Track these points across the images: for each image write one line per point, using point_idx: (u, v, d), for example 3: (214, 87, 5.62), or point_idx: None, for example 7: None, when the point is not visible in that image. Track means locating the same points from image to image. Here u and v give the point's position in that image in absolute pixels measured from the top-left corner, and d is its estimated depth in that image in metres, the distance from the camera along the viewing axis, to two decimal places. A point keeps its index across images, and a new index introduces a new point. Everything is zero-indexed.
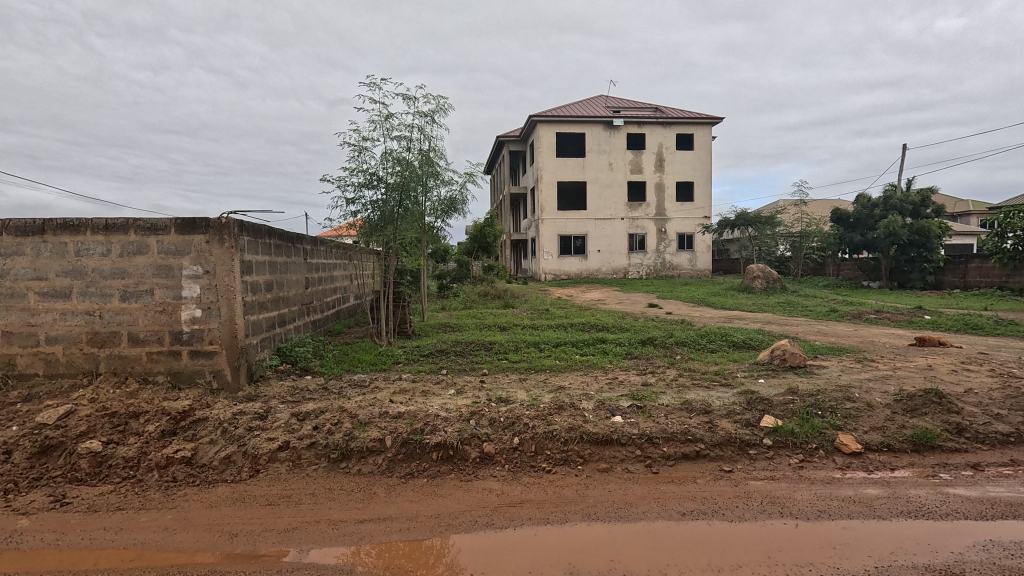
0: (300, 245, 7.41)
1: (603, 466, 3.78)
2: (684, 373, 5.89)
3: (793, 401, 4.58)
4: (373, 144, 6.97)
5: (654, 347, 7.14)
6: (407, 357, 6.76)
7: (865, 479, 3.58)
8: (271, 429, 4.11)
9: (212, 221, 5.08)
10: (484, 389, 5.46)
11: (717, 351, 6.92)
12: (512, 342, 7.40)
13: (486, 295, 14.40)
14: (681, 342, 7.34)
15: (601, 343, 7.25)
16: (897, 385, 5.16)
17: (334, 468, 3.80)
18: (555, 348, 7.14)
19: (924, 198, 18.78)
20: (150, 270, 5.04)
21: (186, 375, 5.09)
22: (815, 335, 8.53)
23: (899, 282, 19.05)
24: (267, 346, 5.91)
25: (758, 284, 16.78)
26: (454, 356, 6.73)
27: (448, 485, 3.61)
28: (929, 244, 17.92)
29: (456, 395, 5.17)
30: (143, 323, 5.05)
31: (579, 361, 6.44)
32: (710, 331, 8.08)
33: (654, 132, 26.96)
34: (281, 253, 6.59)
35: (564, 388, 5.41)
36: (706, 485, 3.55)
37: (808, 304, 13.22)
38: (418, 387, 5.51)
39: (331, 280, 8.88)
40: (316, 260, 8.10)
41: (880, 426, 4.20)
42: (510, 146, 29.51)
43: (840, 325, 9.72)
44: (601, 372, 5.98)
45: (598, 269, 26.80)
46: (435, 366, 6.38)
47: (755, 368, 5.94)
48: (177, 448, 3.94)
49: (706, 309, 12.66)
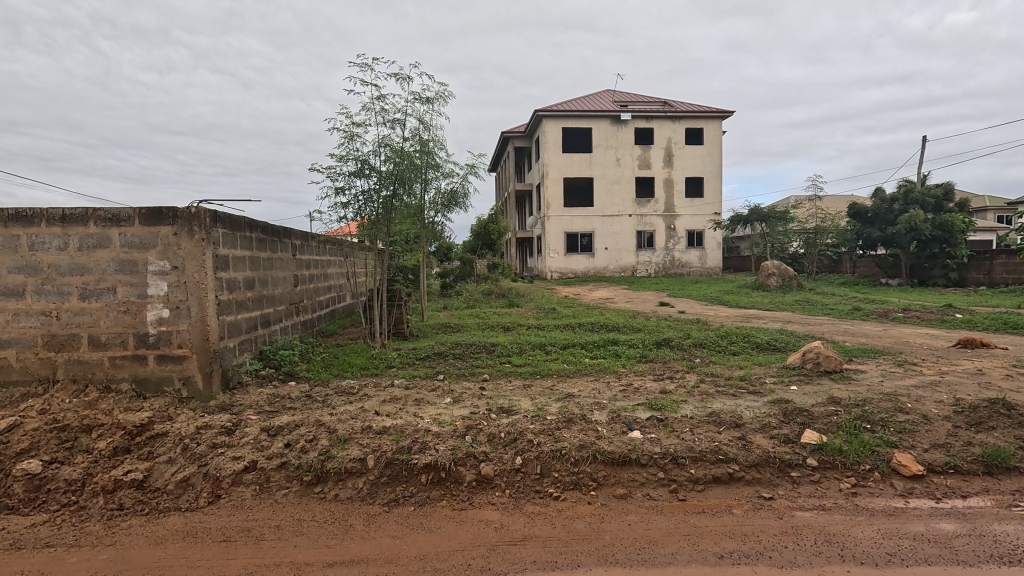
0: (288, 240, 6.90)
1: (620, 491, 3.23)
2: (706, 379, 5.31)
3: (838, 413, 4.00)
4: (365, 131, 6.42)
5: (670, 349, 6.55)
6: (401, 360, 6.22)
7: (935, 511, 3.00)
8: (237, 446, 3.58)
9: (181, 210, 4.56)
10: (484, 396, 4.92)
11: (740, 354, 6.32)
12: (516, 344, 6.84)
13: (490, 293, 13.84)
14: (700, 344, 6.75)
15: (613, 345, 6.68)
16: (951, 393, 4.56)
17: (307, 493, 3.26)
18: (563, 350, 6.57)
19: (947, 192, 18.01)
20: (112, 266, 4.53)
21: (153, 382, 4.58)
22: (843, 336, 7.89)
23: (920, 279, 18.35)
24: (247, 349, 5.39)
25: (774, 282, 16.10)
26: (453, 360, 6.18)
27: (437, 515, 3.06)
28: (953, 239, 17.22)
29: (452, 405, 4.63)
30: (105, 324, 4.55)
31: (588, 365, 5.86)
32: (731, 332, 7.47)
33: (663, 126, 26.30)
34: (266, 248, 6.08)
35: (573, 396, 4.85)
36: (745, 516, 2.98)
37: (828, 303, 12.55)
38: (411, 395, 4.97)
39: (324, 277, 8.37)
40: (307, 257, 7.59)
41: (942, 443, 3.61)
42: (515, 142, 28.92)
43: (867, 325, 9.06)
44: (613, 378, 5.41)
45: (605, 267, 26.20)
46: (431, 370, 5.84)
47: (786, 373, 5.35)
48: (127, 469, 3.42)
49: (721, 308, 12.02)
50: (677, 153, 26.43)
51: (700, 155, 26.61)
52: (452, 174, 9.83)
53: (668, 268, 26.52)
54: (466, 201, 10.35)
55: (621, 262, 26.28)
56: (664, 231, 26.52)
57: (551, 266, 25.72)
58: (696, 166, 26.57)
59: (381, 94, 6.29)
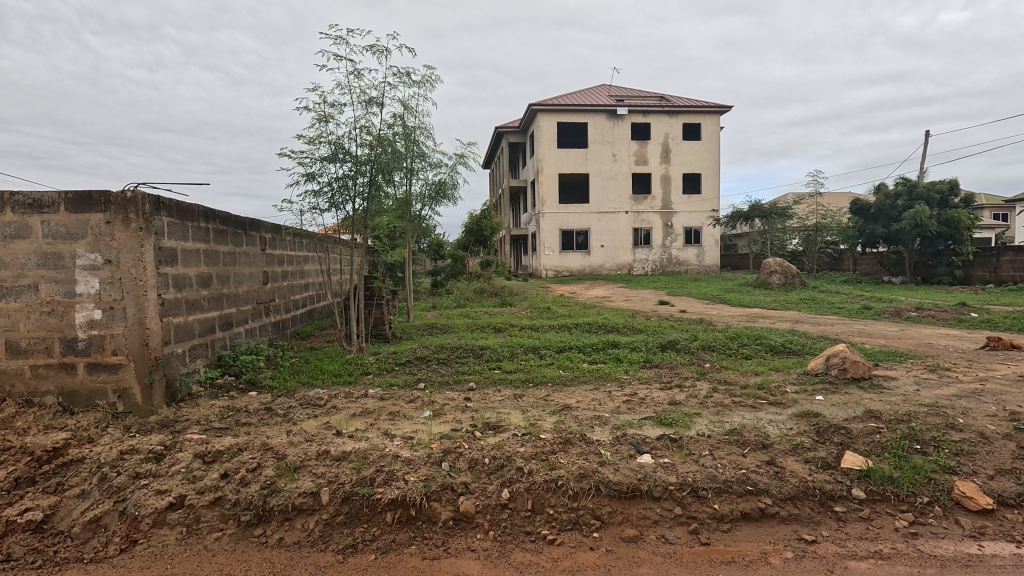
0: (256, 233, 6.25)
1: (630, 533, 2.63)
2: (719, 388, 4.70)
3: (881, 431, 3.40)
4: (340, 110, 5.76)
5: (677, 353, 5.95)
6: (378, 366, 5.59)
7: (1021, 562, 2.40)
8: (165, 477, 2.95)
9: (114, 195, 3.92)
10: (469, 409, 4.31)
11: (753, 358, 5.75)
12: (507, 347, 6.23)
13: (482, 292, 13.21)
14: (708, 347, 6.15)
15: (613, 349, 6.09)
16: (1001, 405, 4.00)
17: (245, 537, 2.63)
18: (558, 354, 5.96)
19: (953, 185, 17.33)
20: (34, 259, 3.88)
21: (84, 395, 3.94)
22: (860, 337, 7.32)
23: (923, 277, 17.96)
24: (200, 355, 4.75)
25: (776, 280, 15.58)
26: (436, 366, 5.55)
27: (403, 567, 2.44)
28: (959, 236, 16.80)
29: (432, 420, 4.02)
30: (26, 328, 3.90)
31: (587, 372, 5.25)
32: (741, 333, 6.87)
33: (660, 121, 25.74)
34: (226, 241, 5.44)
35: (570, 410, 4.24)
36: (787, 569, 2.38)
37: (834, 301, 12.04)
38: (386, 409, 4.36)
39: (301, 275, 7.74)
40: (278, 251, 6.94)
41: (1010, 468, 3.03)
42: (509, 137, 28.29)
43: (882, 325, 8.50)
44: (615, 387, 4.80)
45: (601, 265, 25.63)
46: (411, 378, 5.22)
47: (809, 381, 4.75)
48: (26, 506, 2.78)
49: (724, 307, 11.48)
50: (674, 149, 25.89)
51: (698, 150, 26.08)
52: (439, 164, 9.19)
53: (665, 267, 26.00)
54: (454, 193, 9.73)
55: (618, 260, 25.72)
56: (662, 228, 25.97)
57: (546, 264, 25.12)
58: (693, 162, 26.03)
59: (358, 70, 5.64)
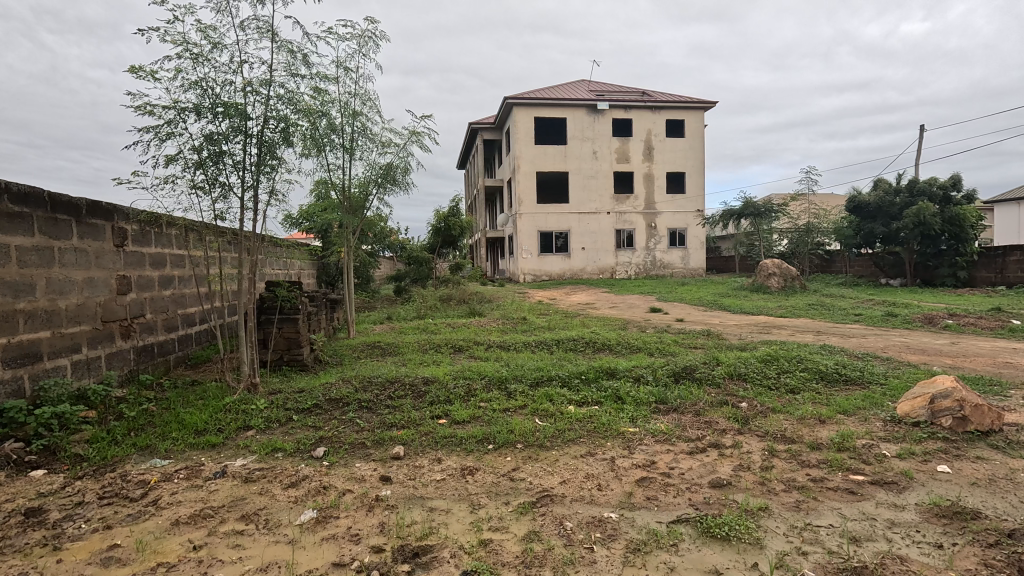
0: (100, 221, 4.36)
1: None
2: (779, 452, 3.03)
3: None
4: (206, 36, 3.86)
5: (698, 386, 4.29)
6: (266, 415, 3.77)
7: None
8: None
9: None
10: (381, 507, 2.55)
11: (801, 392, 4.14)
12: (462, 379, 4.46)
13: (448, 299, 11.42)
14: (738, 377, 4.49)
15: (609, 380, 4.39)
16: None
17: None
18: (534, 390, 4.23)
19: (957, 182, 16.20)
20: None
21: None
22: (915, 356, 5.77)
23: (924, 279, 16.83)
24: None
25: (774, 283, 14.21)
26: (354, 416, 3.76)
27: None
28: (964, 236, 15.69)
29: (307, 541, 2.26)
30: None
31: (575, 423, 3.54)
32: (773, 353, 5.25)
33: (643, 116, 24.39)
34: (21, 228, 3.55)
35: (551, 505, 2.54)
36: None
37: (847, 307, 10.67)
38: (242, 506, 2.60)
39: (196, 280, 5.86)
40: (150, 249, 5.05)
41: None
42: (484, 134, 26.60)
43: (925, 337, 7.01)
44: (620, 452, 3.11)
45: (582, 269, 24.10)
46: (311, 437, 3.44)
47: (911, 438, 3.12)
48: None
49: (727, 315, 9.98)
50: (657, 146, 24.58)
51: (682, 148, 24.80)
52: (385, 143, 7.42)
53: (649, 270, 24.61)
54: (407, 180, 7.99)
55: (599, 264, 24.22)
56: (645, 229, 24.57)
57: (523, 268, 23.48)
58: (676, 160, 24.76)
59: None
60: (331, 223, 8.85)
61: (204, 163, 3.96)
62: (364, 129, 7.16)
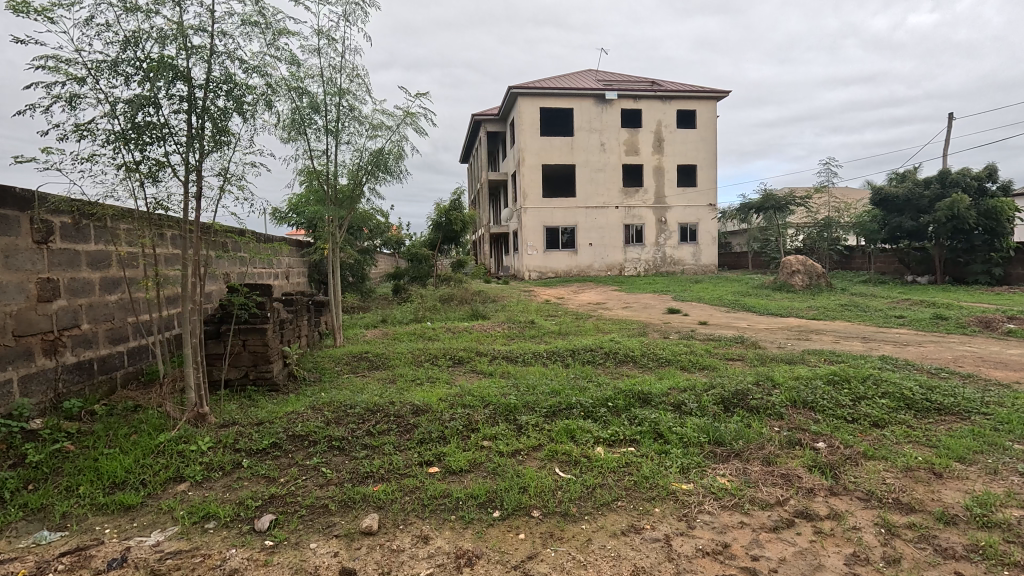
0: (13, 212, 3.51)
1: None
2: (904, 532, 2.15)
3: None
4: None
5: (756, 417, 3.42)
6: (207, 462, 2.91)
7: None
8: None
9: None
10: None
11: (890, 428, 3.26)
12: (461, 407, 3.61)
13: (448, 299, 10.57)
14: (804, 406, 3.61)
15: (643, 410, 3.51)
16: None
17: None
18: (549, 423, 3.37)
19: (992, 172, 15.18)
20: None
21: None
22: (998, 371, 4.87)
23: (953, 277, 15.99)
24: None
25: (798, 281, 13.31)
26: (320, 461, 2.91)
27: None
28: (1000, 230, 14.68)
29: None
30: None
31: (608, 476, 2.66)
32: (835, 371, 4.36)
33: (653, 106, 23.39)
34: None
35: None
36: None
37: (885, 308, 9.75)
38: None
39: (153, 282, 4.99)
40: (88, 247, 4.18)
41: None
42: (488, 127, 25.67)
43: (994, 346, 6.10)
44: (678, 527, 2.24)
45: (589, 266, 23.21)
46: (257, 495, 2.58)
47: None
48: None
49: (755, 317, 9.11)
50: (668, 137, 23.60)
51: (693, 139, 23.79)
52: (376, 125, 6.56)
53: (659, 267, 23.69)
54: (400, 168, 7.13)
55: (608, 260, 23.31)
56: (655, 224, 23.60)
57: (528, 265, 22.64)
58: (687, 153, 23.74)
59: None
60: (320, 217, 8.02)
61: (126, 133, 3.11)
62: (351, 109, 6.29)
